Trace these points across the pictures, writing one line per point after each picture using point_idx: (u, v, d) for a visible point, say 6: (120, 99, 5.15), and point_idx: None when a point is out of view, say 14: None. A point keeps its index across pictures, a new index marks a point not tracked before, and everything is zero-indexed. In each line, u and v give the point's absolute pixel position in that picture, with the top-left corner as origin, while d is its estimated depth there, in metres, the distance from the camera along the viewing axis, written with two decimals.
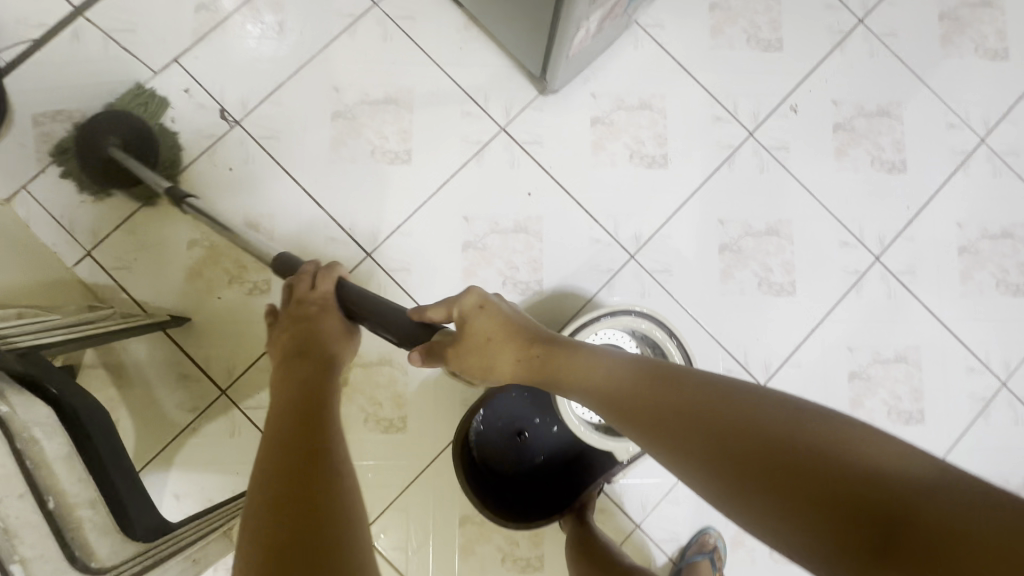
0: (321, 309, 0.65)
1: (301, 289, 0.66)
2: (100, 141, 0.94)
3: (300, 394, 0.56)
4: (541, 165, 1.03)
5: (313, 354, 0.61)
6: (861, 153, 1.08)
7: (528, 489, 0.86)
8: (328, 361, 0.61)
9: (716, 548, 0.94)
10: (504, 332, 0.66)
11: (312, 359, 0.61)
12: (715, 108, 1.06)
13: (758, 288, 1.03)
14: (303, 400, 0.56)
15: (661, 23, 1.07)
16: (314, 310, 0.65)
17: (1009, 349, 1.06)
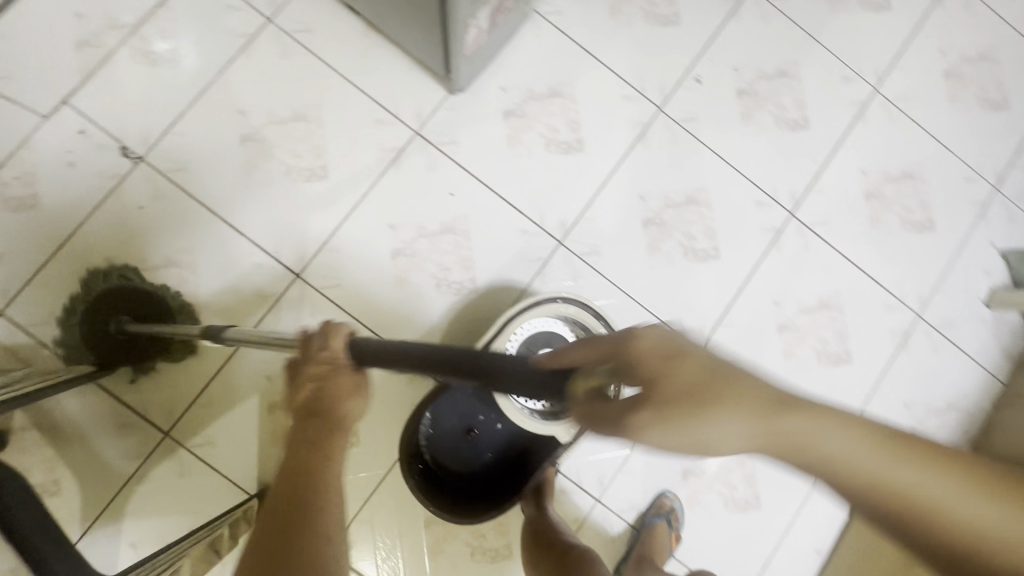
0: (333, 374, 0.58)
1: (315, 351, 0.59)
2: (110, 318, 0.92)
3: (300, 467, 0.53)
4: (459, 164, 1.03)
5: (319, 424, 0.56)
6: (765, 115, 1.12)
7: (479, 484, 0.89)
8: (330, 436, 0.56)
9: (672, 510, 0.99)
10: (732, 384, 0.43)
11: (317, 434, 0.55)
12: (623, 87, 1.09)
13: (683, 257, 1.07)
14: (292, 487, 0.52)
15: (560, 9, 1.08)
16: (324, 373, 0.58)
17: (920, 283, 1.13)
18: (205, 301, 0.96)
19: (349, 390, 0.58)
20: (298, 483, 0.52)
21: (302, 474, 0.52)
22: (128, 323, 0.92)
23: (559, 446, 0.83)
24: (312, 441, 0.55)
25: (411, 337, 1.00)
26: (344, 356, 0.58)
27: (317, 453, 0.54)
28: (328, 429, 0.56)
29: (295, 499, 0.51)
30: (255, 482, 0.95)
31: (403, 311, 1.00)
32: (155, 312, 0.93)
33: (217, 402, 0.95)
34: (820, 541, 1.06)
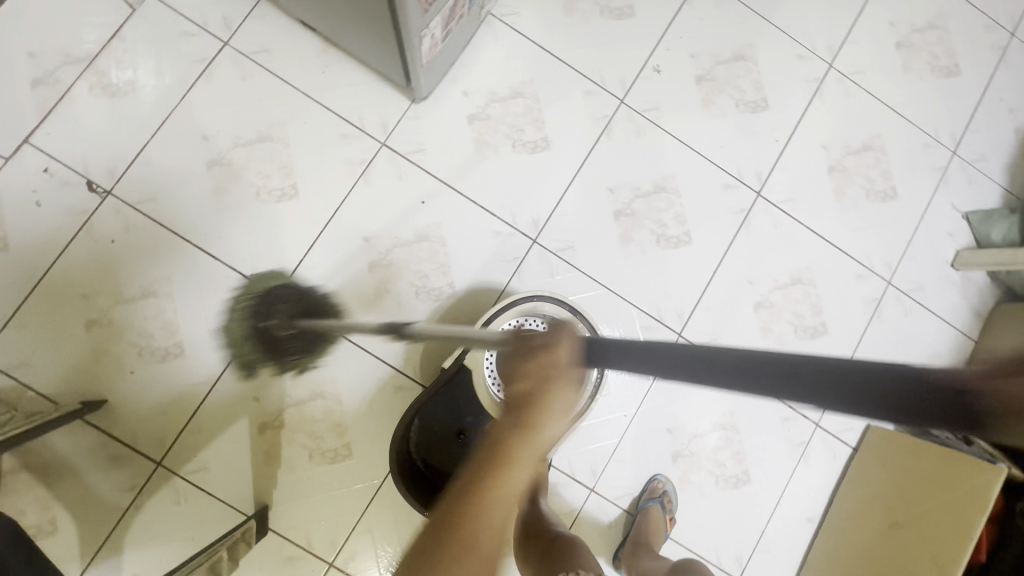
0: (551, 387, 0.45)
1: (530, 342, 0.46)
2: (269, 317, 0.98)
3: (485, 468, 0.47)
4: (428, 171, 1.04)
5: (514, 440, 0.47)
6: (725, 99, 1.14)
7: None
8: (514, 466, 0.47)
9: (665, 493, 1.01)
10: None
11: (509, 452, 0.47)
12: (584, 83, 1.10)
13: (656, 244, 1.09)
14: (473, 486, 0.48)
15: (515, 10, 1.09)
16: (537, 384, 0.45)
17: (888, 251, 1.16)
18: (187, 328, 0.96)
19: (560, 412, 0.46)
20: (470, 510, 0.47)
21: (477, 498, 0.47)
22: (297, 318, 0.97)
23: None
24: (501, 462, 0.47)
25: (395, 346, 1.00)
26: (574, 351, 0.45)
27: (500, 482, 0.47)
28: (526, 454, 0.47)
29: (461, 527, 0.47)
30: (252, 503, 0.95)
31: (385, 322, 1.01)
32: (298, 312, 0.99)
33: (207, 428, 0.96)
34: (810, 509, 1.09)
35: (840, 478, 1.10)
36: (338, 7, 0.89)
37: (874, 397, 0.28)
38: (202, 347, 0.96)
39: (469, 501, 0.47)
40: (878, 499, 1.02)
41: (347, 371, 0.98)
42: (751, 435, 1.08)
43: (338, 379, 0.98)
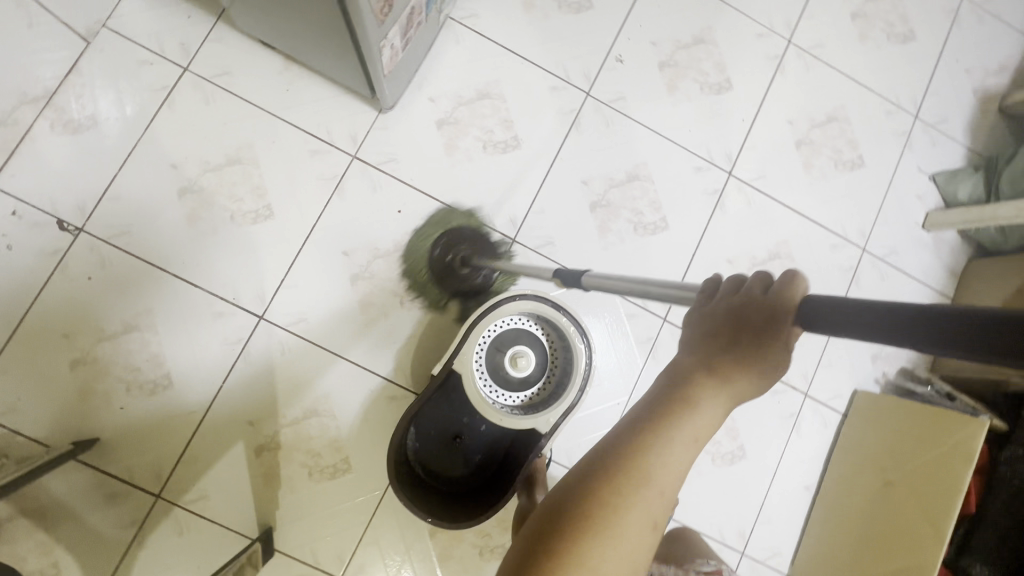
0: (757, 339, 0.43)
1: (725, 294, 0.46)
2: (456, 250, 1.04)
3: (678, 405, 0.44)
4: (402, 180, 1.04)
5: (706, 384, 0.44)
6: (690, 83, 1.15)
7: (469, 486, 0.91)
8: (697, 412, 0.43)
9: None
10: None
11: (702, 394, 0.44)
12: (549, 79, 1.11)
13: (635, 233, 1.10)
14: (664, 420, 0.43)
15: (474, 12, 1.09)
16: (738, 330, 0.43)
17: (861, 219, 1.19)
18: (174, 359, 0.96)
19: (761, 370, 0.43)
20: (650, 446, 0.42)
21: (658, 433, 0.43)
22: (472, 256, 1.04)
23: (540, 437, 0.85)
24: (692, 401, 0.44)
25: (385, 357, 1.01)
26: (791, 311, 0.41)
27: (688, 428, 0.43)
28: (714, 401, 0.44)
29: (627, 463, 0.42)
30: (256, 526, 0.96)
31: (373, 334, 1.01)
32: (489, 245, 1.06)
33: (203, 456, 0.95)
34: (806, 478, 1.12)
35: (832, 445, 1.13)
36: (295, 23, 0.89)
37: (990, 342, 0.29)
38: (190, 376, 0.96)
39: (641, 443, 0.43)
40: (869, 462, 1.05)
41: (339, 386, 0.99)
42: (742, 411, 1.10)
43: (331, 395, 0.99)
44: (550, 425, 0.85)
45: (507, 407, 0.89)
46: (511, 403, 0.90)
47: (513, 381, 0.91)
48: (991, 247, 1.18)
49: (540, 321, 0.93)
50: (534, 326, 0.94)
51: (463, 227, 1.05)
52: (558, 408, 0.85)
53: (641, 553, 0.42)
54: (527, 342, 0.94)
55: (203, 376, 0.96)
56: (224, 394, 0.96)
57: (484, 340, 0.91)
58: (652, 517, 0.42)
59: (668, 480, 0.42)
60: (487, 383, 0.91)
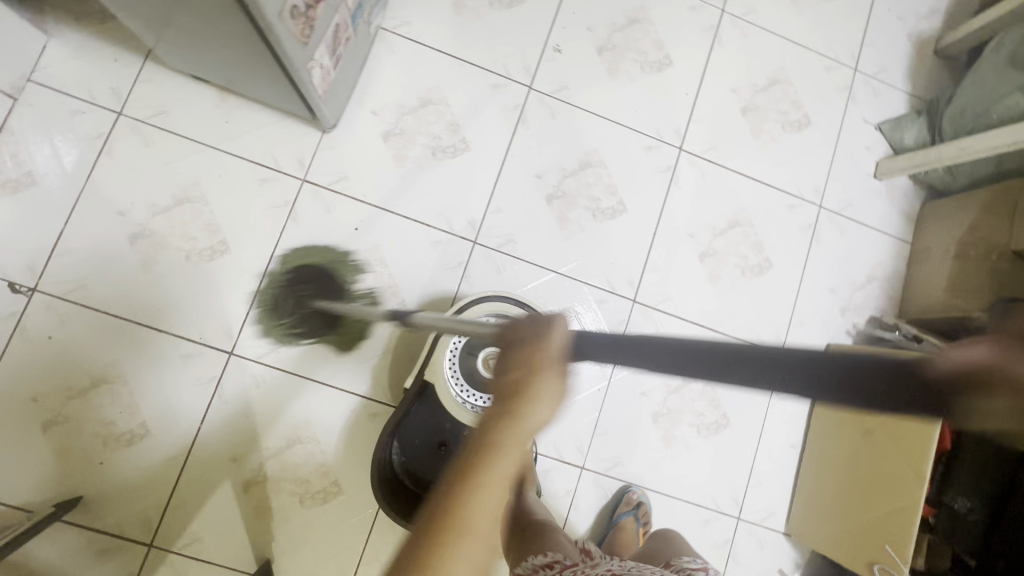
0: (545, 377, 0.45)
1: (508, 337, 0.48)
2: (296, 294, 1.00)
3: (484, 457, 0.45)
4: (355, 197, 1.04)
5: (506, 426, 0.45)
6: (630, 64, 1.16)
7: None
8: (505, 454, 0.45)
9: (641, 504, 1.03)
10: None
11: (503, 437, 0.45)
12: (489, 77, 1.11)
13: (593, 219, 1.11)
14: (473, 472, 0.44)
15: (406, 20, 1.09)
16: (523, 372, 0.45)
17: (814, 176, 1.20)
18: (147, 407, 0.95)
19: (548, 398, 0.45)
20: (460, 503, 0.43)
21: (469, 487, 0.44)
22: (312, 298, 1.00)
23: None
24: (494, 447, 0.45)
25: (362, 375, 1.01)
26: (560, 343, 0.46)
27: (495, 470, 0.44)
28: (515, 440, 0.45)
29: (446, 521, 0.43)
30: (253, 562, 0.95)
31: (346, 354, 1.01)
32: (331, 285, 1.01)
33: (190, 499, 0.95)
34: (792, 436, 1.14)
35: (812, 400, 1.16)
36: (222, 54, 0.87)
37: (853, 386, 0.30)
38: (166, 421, 0.95)
39: (458, 494, 0.44)
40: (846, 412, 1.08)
41: (319, 411, 0.99)
42: (721, 380, 1.12)
43: (313, 421, 0.99)
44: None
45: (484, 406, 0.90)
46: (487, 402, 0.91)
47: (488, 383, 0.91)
48: (942, 188, 1.20)
49: (507, 320, 0.94)
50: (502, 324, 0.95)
51: (299, 271, 1.01)
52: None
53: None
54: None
55: (179, 420, 0.95)
56: (203, 434, 0.96)
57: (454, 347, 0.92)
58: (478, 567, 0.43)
59: (486, 523, 0.44)
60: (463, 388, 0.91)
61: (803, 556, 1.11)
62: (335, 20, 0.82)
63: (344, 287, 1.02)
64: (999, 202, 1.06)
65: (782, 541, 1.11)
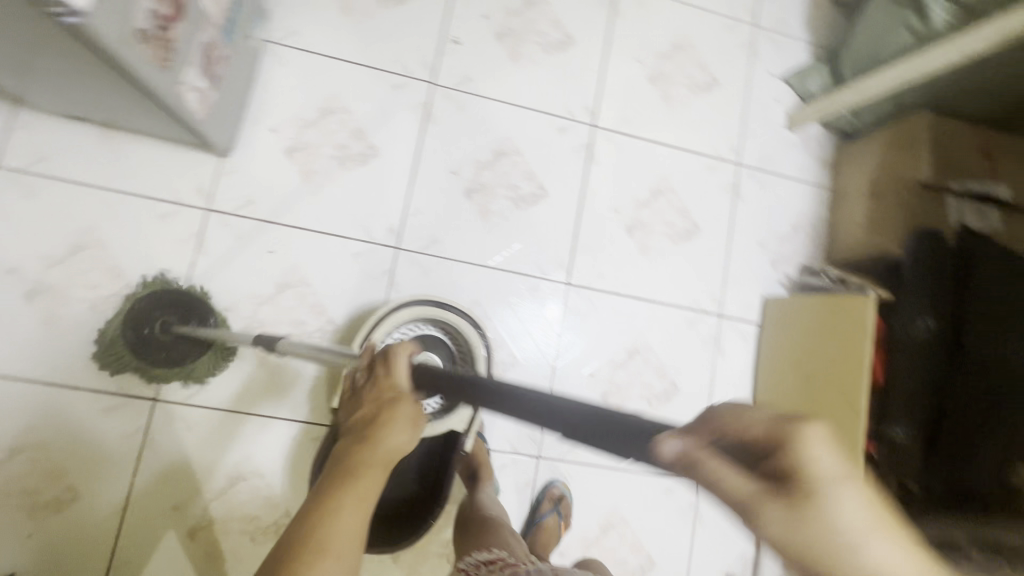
0: (398, 404, 0.56)
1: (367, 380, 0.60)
2: (152, 322, 0.92)
3: (345, 478, 0.52)
4: (265, 219, 1.00)
5: (363, 450, 0.54)
6: (531, 47, 1.15)
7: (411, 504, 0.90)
8: (365, 476, 0.52)
9: (562, 499, 1.02)
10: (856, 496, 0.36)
11: (358, 462, 0.53)
12: (389, 77, 1.08)
13: (516, 208, 1.10)
14: (334, 492, 0.51)
15: (293, 29, 1.05)
16: (382, 403, 0.56)
17: (729, 136, 1.22)
18: (70, 471, 0.90)
19: (401, 421, 0.55)
20: (319, 520, 0.49)
21: (328, 506, 0.50)
22: (172, 326, 0.92)
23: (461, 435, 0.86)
24: (353, 469, 0.52)
25: (298, 401, 0.98)
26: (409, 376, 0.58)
27: (352, 491, 0.51)
28: (371, 462, 0.53)
29: (308, 536, 0.48)
30: None
31: (276, 380, 0.97)
32: (197, 305, 0.94)
33: (134, 557, 0.91)
34: (741, 392, 1.16)
35: (756, 355, 1.17)
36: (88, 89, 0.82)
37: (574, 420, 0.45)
38: (94, 482, 0.90)
39: (320, 511, 0.50)
40: (788, 362, 1.09)
41: (259, 444, 0.95)
42: (664, 348, 1.13)
43: (253, 455, 0.95)
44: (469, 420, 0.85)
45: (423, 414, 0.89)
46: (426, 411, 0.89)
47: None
48: (851, 131, 1.23)
49: (436, 323, 0.92)
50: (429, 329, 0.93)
51: (151, 296, 0.93)
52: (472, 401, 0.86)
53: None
54: (430, 347, 0.92)
55: (109, 477, 0.91)
56: (137, 488, 0.91)
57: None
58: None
59: (349, 537, 0.49)
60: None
61: None
62: (200, 39, 0.78)
63: (207, 305, 0.95)
64: (902, 138, 1.09)
65: None
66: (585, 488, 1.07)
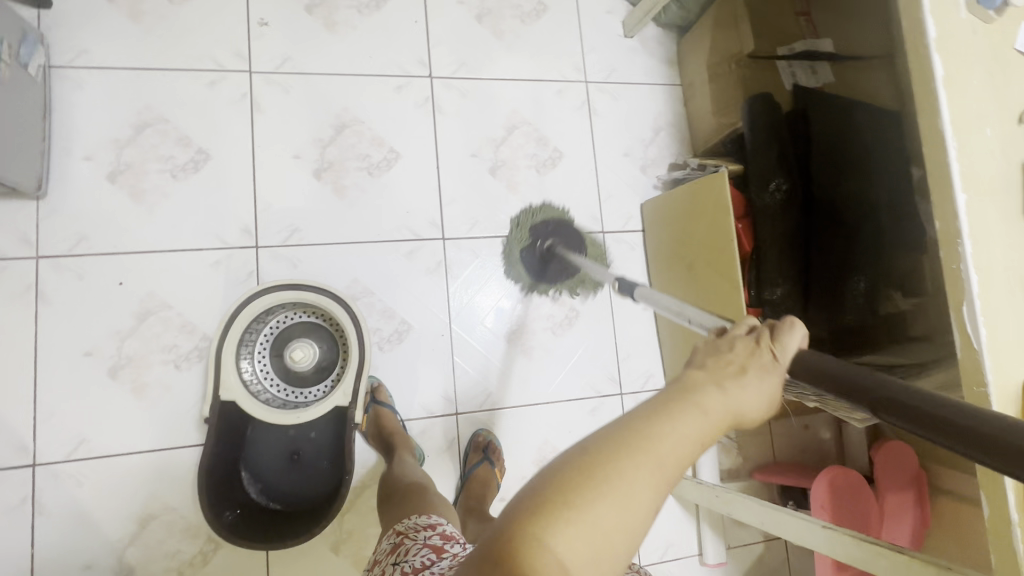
0: (764, 364, 0.45)
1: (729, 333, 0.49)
2: (543, 244, 1.11)
3: (695, 409, 0.41)
4: (105, 252, 0.95)
5: (715, 394, 0.42)
6: (346, 11, 1.10)
7: (323, 494, 0.89)
8: (711, 421, 0.41)
9: (489, 445, 1.03)
10: None
11: (710, 394, 0.42)
12: (201, 77, 1.02)
13: (371, 177, 1.07)
14: (680, 420, 0.40)
15: (81, 49, 0.98)
16: (745, 357, 0.45)
17: (571, 56, 1.22)
18: None
19: (761, 380, 0.44)
20: (657, 422, 0.39)
21: (671, 411, 0.40)
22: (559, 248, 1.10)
23: (350, 410, 0.87)
24: (697, 392, 0.42)
25: (192, 425, 0.94)
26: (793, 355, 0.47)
27: (696, 419, 0.40)
28: (722, 404, 0.42)
29: (642, 441, 0.38)
30: None
31: (164, 410, 0.93)
32: (579, 240, 1.12)
33: None
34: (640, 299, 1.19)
35: (647, 260, 1.20)
36: None
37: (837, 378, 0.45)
38: None
39: (661, 425, 0.39)
40: (673, 257, 1.12)
41: (162, 479, 0.92)
42: None
43: (160, 490, 0.92)
44: (350, 395, 0.85)
45: (312, 398, 0.90)
46: (313, 395, 0.90)
47: (307, 375, 0.89)
48: (685, 24, 1.25)
49: (303, 308, 0.89)
50: (292, 315, 0.90)
51: (554, 220, 1.13)
52: (349, 375, 0.86)
53: (632, 539, 0.36)
54: (305, 333, 0.90)
55: (7, 556, 0.86)
56: (41, 559, 0.87)
57: (260, 356, 0.88)
58: (647, 500, 0.37)
59: (674, 465, 0.39)
60: (283, 391, 0.89)
61: None
62: None
63: (572, 237, 1.12)
64: (721, 17, 1.11)
65: None
66: (511, 430, 1.08)
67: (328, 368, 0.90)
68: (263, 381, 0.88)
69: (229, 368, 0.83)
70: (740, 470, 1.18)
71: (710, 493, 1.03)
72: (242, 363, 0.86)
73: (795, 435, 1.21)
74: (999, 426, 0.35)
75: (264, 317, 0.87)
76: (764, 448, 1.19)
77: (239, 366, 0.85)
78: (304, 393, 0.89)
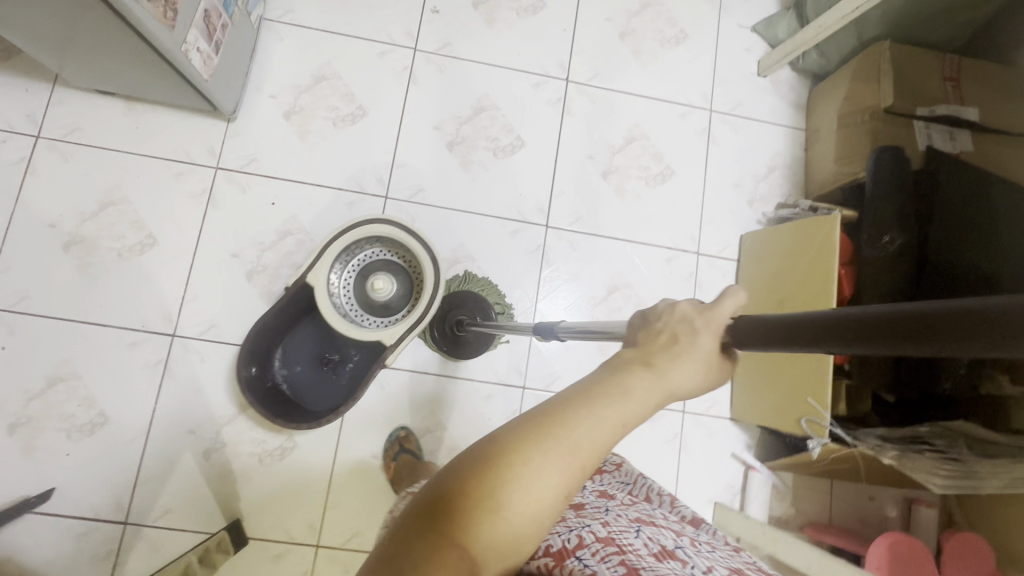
0: (699, 329, 0.43)
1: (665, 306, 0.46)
2: (445, 322, 1.09)
3: (611, 395, 0.39)
4: (267, 175, 1.11)
5: (642, 377, 0.41)
6: (506, 11, 1.23)
7: (333, 403, 1.04)
8: (627, 405, 0.39)
9: None
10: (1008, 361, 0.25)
11: (636, 376, 0.41)
12: (375, 46, 1.18)
13: (495, 157, 1.18)
14: (593, 406, 0.39)
15: (290, 8, 1.17)
16: (683, 328, 0.44)
17: (700, 85, 1.27)
18: (101, 399, 1.01)
19: (695, 355, 0.43)
20: (573, 408, 0.38)
21: (591, 397, 0.39)
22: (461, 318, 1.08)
23: (387, 351, 0.95)
24: (625, 375, 0.41)
25: None
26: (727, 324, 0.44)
27: (615, 404, 0.39)
28: (649, 386, 0.40)
29: (554, 427, 0.38)
30: (224, 523, 1.01)
31: None
32: (473, 304, 1.10)
33: (154, 477, 1.01)
34: None
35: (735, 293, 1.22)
36: (118, 67, 0.95)
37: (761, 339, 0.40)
38: (123, 409, 1.01)
39: (574, 413, 0.38)
40: (760, 292, 1.13)
41: None
42: (643, 285, 1.19)
43: None
44: (395, 337, 0.94)
45: (358, 320, 1.02)
46: (363, 319, 1.02)
47: (375, 305, 1.01)
48: (821, 72, 1.27)
49: (398, 249, 1.02)
50: (388, 252, 1.03)
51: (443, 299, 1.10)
52: (405, 323, 0.95)
53: (540, 525, 0.37)
54: (390, 271, 1.03)
55: (134, 404, 1.02)
56: (158, 415, 1.02)
57: (350, 273, 1.02)
58: (554, 488, 0.37)
59: (588, 450, 0.38)
60: (355, 310, 1.02)
61: (754, 437, 1.16)
62: (201, 7, 0.90)
63: (464, 298, 1.11)
64: (864, 69, 1.11)
65: (729, 426, 1.16)
66: None
67: (394, 310, 1.02)
68: (342, 290, 1.01)
69: (322, 275, 0.94)
70: (789, 521, 1.14)
71: (756, 529, 1.01)
72: (334, 273, 0.99)
73: (856, 502, 1.16)
74: (991, 305, 0.26)
75: (366, 242, 1.01)
76: (820, 507, 1.15)
77: (330, 276, 0.99)
78: (361, 316, 1.02)
